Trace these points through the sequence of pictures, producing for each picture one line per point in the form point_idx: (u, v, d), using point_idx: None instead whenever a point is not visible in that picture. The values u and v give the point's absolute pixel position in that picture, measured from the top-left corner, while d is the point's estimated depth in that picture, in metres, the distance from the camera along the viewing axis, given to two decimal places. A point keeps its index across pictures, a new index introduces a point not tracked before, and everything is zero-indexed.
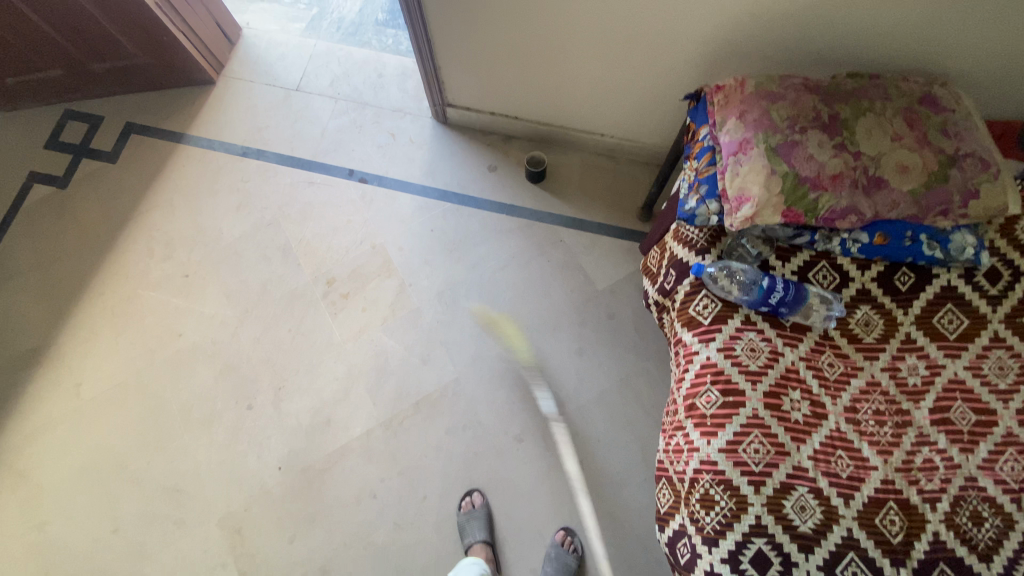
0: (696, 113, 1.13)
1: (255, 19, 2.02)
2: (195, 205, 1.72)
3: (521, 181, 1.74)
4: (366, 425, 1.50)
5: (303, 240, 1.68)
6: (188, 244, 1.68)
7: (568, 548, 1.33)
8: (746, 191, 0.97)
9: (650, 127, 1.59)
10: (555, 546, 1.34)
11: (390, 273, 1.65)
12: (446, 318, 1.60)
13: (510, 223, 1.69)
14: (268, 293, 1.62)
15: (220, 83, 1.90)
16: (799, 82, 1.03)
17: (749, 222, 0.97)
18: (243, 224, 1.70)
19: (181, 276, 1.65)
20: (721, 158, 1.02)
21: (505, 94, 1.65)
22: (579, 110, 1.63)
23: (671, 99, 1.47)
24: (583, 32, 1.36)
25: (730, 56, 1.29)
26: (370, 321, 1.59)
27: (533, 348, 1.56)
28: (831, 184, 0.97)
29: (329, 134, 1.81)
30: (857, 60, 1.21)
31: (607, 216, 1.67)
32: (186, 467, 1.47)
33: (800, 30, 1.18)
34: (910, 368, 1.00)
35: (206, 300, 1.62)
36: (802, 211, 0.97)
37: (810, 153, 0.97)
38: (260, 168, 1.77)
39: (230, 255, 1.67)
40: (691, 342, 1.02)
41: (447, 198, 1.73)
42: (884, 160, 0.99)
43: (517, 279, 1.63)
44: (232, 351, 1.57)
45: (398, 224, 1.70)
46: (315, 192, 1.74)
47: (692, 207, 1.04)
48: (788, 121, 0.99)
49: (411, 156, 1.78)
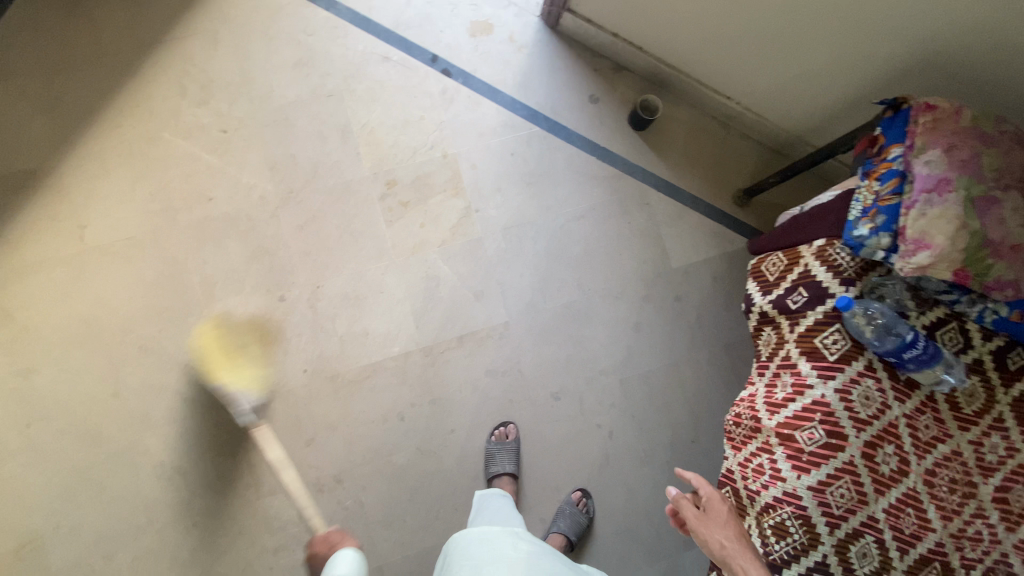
0: (889, 126, 0.99)
1: None
2: (245, 49, 1.45)
3: (621, 124, 1.55)
4: (405, 346, 1.40)
5: (366, 126, 1.45)
6: (230, 94, 1.43)
7: (581, 509, 1.38)
8: (927, 237, 0.89)
9: (784, 107, 1.43)
10: (571, 504, 1.38)
11: (458, 192, 1.48)
12: (509, 257, 1.48)
13: (600, 171, 1.53)
14: (319, 178, 1.42)
15: None
16: (1014, 132, 0.93)
17: (920, 271, 0.89)
18: (299, 87, 1.45)
19: (218, 131, 1.42)
20: (910, 190, 0.91)
21: (639, 20, 1.40)
22: (714, 65, 1.42)
23: (826, 86, 1.30)
24: None
25: (927, 65, 1.12)
26: (428, 239, 1.45)
27: (591, 311, 1.49)
28: (1010, 253, 0.90)
29: (417, 3, 1.51)
30: None
31: (700, 189, 1.54)
32: (204, 346, 1.38)
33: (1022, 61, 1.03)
34: (992, 446, 1.01)
35: (243, 167, 1.41)
36: (973, 274, 0.90)
37: (1004, 216, 0.89)
38: (328, 22, 1.48)
39: (279, 121, 1.43)
40: (807, 374, 0.98)
41: (537, 121, 1.52)
42: None
43: (592, 234, 1.51)
44: (267, 233, 1.40)
45: (477, 137, 1.50)
46: (389, 71, 1.48)
47: (862, 235, 0.94)
48: (994, 173, 0.90)
49: (507, 58, 1.53)
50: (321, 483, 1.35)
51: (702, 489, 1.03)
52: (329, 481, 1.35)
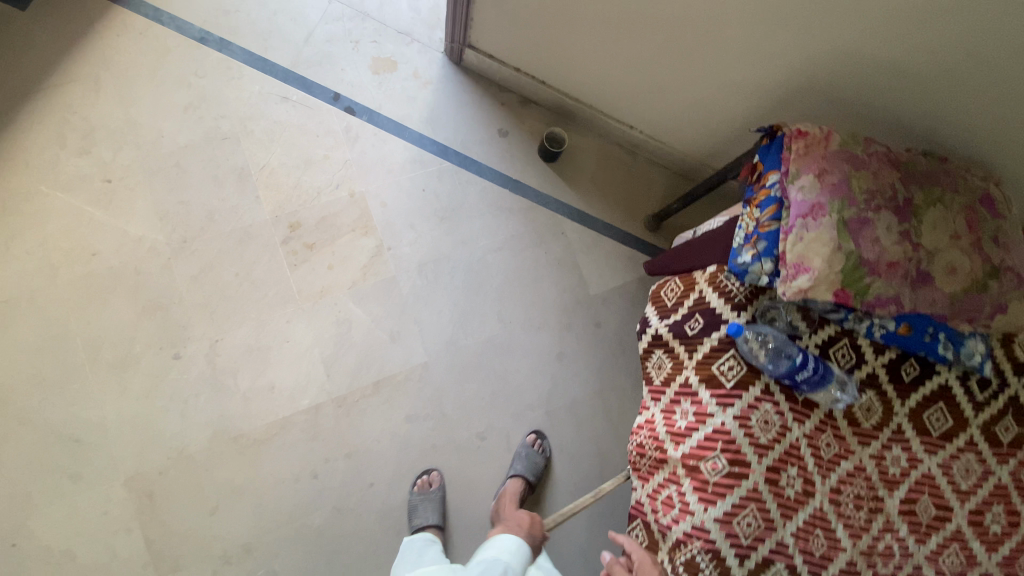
0: (767, 153, 1.01)
1: None
2: (130, 94, 1.37)
3: (531, 155, 1.56)
4: (315, 397, 1.33)
5: (266, 168, 1.40)
6: (115, 142, 1.35)
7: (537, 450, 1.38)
8: (806, 261, 0.90)
9: (684, 135, 1.48)
10: (526, 446, 1.37)
11: (367, 231, 1.42)
12: (425, 294, 1.43)
13: (513, 202, 1.52)
14: (214, 226, 1.35)
15: None
16: (882, 152, 0.95)
17: (801, 294, 0.90)
18: (191, 131, 1.38)
19: (101, 181, 1.33)
20: (787, 216, 0.93)
21: (538, 54, 1.42)
22: (615, 96, 1.46)
23: (718, 112, 1.35)
24: (651, 17, 1.17)
25: (801, 93, 1.19)
26: (337, 281, 1.38)
27: (513, 343, 1.45)
28: (886, 271, 0.92)
29: (316, 41, 1.48)
30: (926, 133, 1.15)
31: (613, 216, 1.57)
32: (91, 414, 1.26)
33: (882, 85, 1.09)
34: (893, 458, 1.02)
35: (131, 219, 1.33)
36: (853, 293, 0.92)
37: (877, 236, 0.91)
38: (221, 63, 1.42)
39: (170, 167, 1.36)
40: (707, 402, 0.97)
41: (447, 156, 1.51)
42: (937, 257, 0.95)
43: (509, 266, 1.49)
44: (159, 286, 1.31)
45: (386, 174, 1.46)
46: (288, 111, 1.43)
47: (745, 262, 0.95)
48: (865, 195, 0.92)
49: (413, 94, 1.51)
50: (228, 554, 1.25)
51: (631, 552, 0.97)
52: (237, 552, 1.25)
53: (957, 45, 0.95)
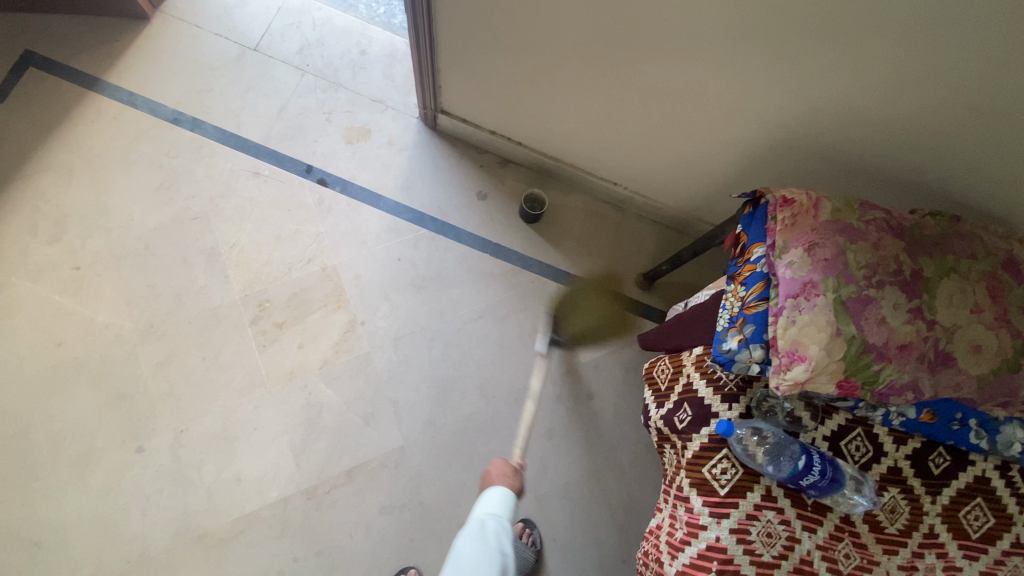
0: (750, 223, 0.91)
1: None
2: (102, 178, 1.37)
3: (512, 217, 1.49)
4: (284, 490, 1.24)
5: (236, 246, 1.36)
6: (85, 227, 1.34)
7: (526, 542, 1.25)
8: (801, 347, 0.78)
9: (671, 190, 1.40)
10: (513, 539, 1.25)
11: (341, 305, 1.36)
12: (401, 371, 1.34)
13: (495, 267, 1.45)
14: (181, 309, 1.31)
15: (155, 20, 1.50)
16: (881, 219, 0.85)
17: (798, 386, 0.79)
18: (162, 212, 1.36)
19: (70, 268, 1.31)
20: (776, 296, 0.82)
21: (512, 116, 1.37)
22: (595, 155, 1.39)
23: (703, 167, 1.27)
24: (623, 76, 1.12)
25: (789, 147, 1.11)
26: (308, 361, 1.32)
27: (497, 420, 1.34)
28: (897, 355, 0.80)
29: (289, 115, 1.46)
30: (932, 185, 1.05)
31: (602, 276, 1.48)
32: (49, 515, 1.19)
33: (874, 137, 1.01)
34: (928, 569, 0.86)
35: (99, 305, 1.30)
36: (860, 383, 0.80)
37: (883, 316, 0.79)
38: (193, 142, 1.41)
39: (140, 250, 1.34)
40: (700, 512, 0.85)
41: (423, 222, 1.45)
42: (958, 335, 0.83)
43: (492, 336, 1.40)
44: (124, 375, 1.27)
45: (360, 245, 1.41)
46: (259, 187, 1.40)
47: (731, 350, 0.83)
48: (865, 270, 0.80)
49: (387, 161, 1.47)
50: None
51: None
52: None
53: (957, 94, 0.87)
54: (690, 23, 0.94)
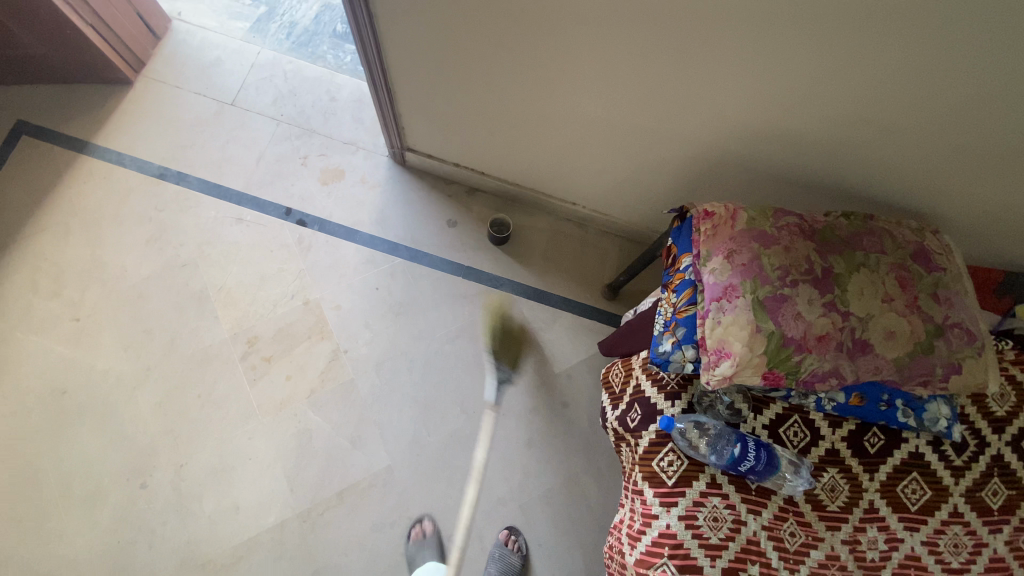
0: (679, 235, 1.01)
1: (189, 10, 1.73)
2: (96, 235, 1.47)
3: (481, 241, 1.59)
4: (280, 514, 1.32)
5: (224, 288, 1.46)
6: (83, 281, 1.44)
7: (511, 548, 1.32)
8: (727, 344, 0.87)
9: (625, 206, 1.49)
10: (499, 546, 1.32)
11: (324, 335, 1.45)
12: (384, 394, 1.43)
13: (468, 288, 1.54)
14: (176, 351, 1.41)
15: (139, 85, 1.62)
16: (793, 223, 0.93)
17: (727, 380, 0.87)
18: (153, 261, 1.47)
19: (71, 320, 1.41)
20: (703, 300, 0.91)
21: (471, 149, 1.48)
22: (552, 178, 1.49)
23: (650, 182, 1.36)
24: (563, 108, 1.22)
25: (720, 161, 1.20)
26: (297, 391, 1.40)
27: (478, 434, 1.42)
28: (816, 346, 0.88)
29: (267, 162, 1.57)
30: (853, 187, 1.14)
31: (570, 290, 1.57)
32: (60, 554, 1.26)
33: (791, 149, 1.10)
34: (870, 542, 0.93)
35: (99, 353, 1.39)
36: (784, 373, 0.88)
37: (798, 311, 0.88)
38: (179, 194, 1.52)
39: (134, 298, 1.43)
40: (652, 502, 0.92)
41: (398, 252, 1.54)
42: (872, 323, 0.91)
43: (468, 354, 1.48)
44: (125, 417, 1.35)
45: (339, 278, 1.50)
46: (242, 231, 1.51)
47: (666, 351, 0.92)
48: (779, 271, 0.89)
49: (361, 198, 1.57)
50: None
51: None
52: None
53: (854, 106, 0.96)
54: (611, 60, 1.04)
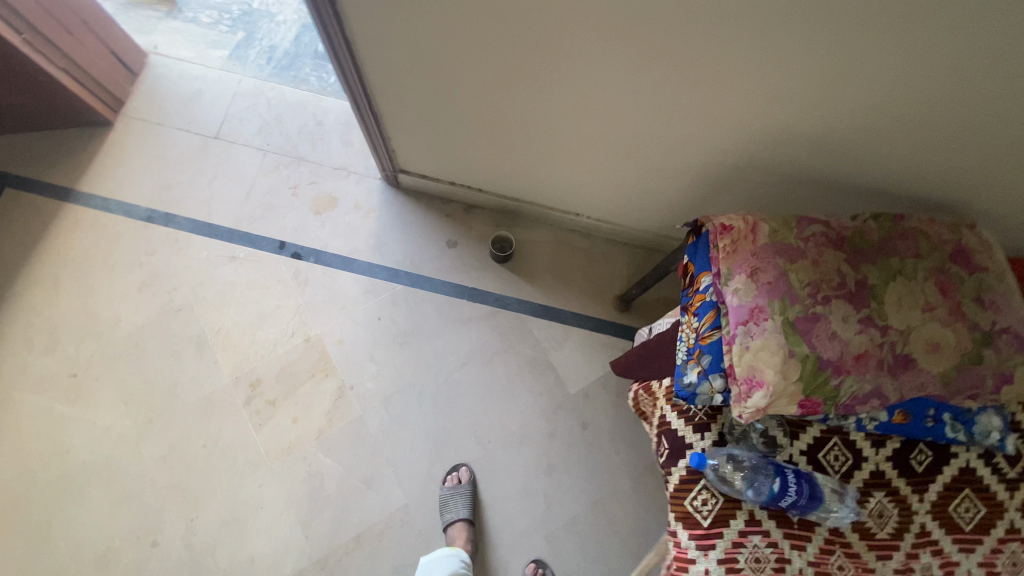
0: (695, 252, 0.93)
1: (165, 42, 1.67)
2: (87, 286, 1.42)
3: (483, 260, 1.52)
4: (297, 563, 1.27)
5: (222, 330, 1.41)
6: (77, 334, 1.39)
7: None
8: (757, 373, 0.80)
9: (631, 214, 1.42)
10: None
11: (328, 373, 1.40)
12: (394, 430, 1.37)
13: (473, 311, 1.47)
14: (177, 400, 1.36)
15: (119, 125, 1.57)
16: (820, 233, 0.86)
17: (761, 412, 0.80)
18: (147, 308, 1.42)
19: (68, 376, 1.36)
20: (727, 324, 0.84)
21: (465, 167, 1.41)
22: (552, 191, 1.42)
23: (657, 189, 1.29)
24: (559, 120, 1.15)
25: (730, 165, 1.13)
26: (304, 433, 1.35)
27: (495, 464, 1.36)
28: (854, 366, 0.81)
29: (256, 195, 1.52)
30: (877, 184, 1.06)
31: (580, 305, 1.50)
32: None
33: (807, 149, 1.03)
34: (924, 569, 0.86)
35: (99, 408, 1.35)
36: (822, 400, 0.81)
37: (833, 330, 0.81)
38: (168, 236, 1.47)
39: (131, 348, 1.39)
40: (687, 546, 0.85)
41: (398, 279, 1.48)
42: (913, 336, 0.84)
43: (479, 380, 1.42)
44: (130, 473, 1.31)
45: (340, 311, 1.45)
46: (236, 270, 1.45)
47: (691, 383, 0.85)
48: (808, 288, 0.82)
49: (355, 225, 1.51)
50: None
51: None
52: None
53: (877, 101, 0.88)
54: (608, 70, 0.97)
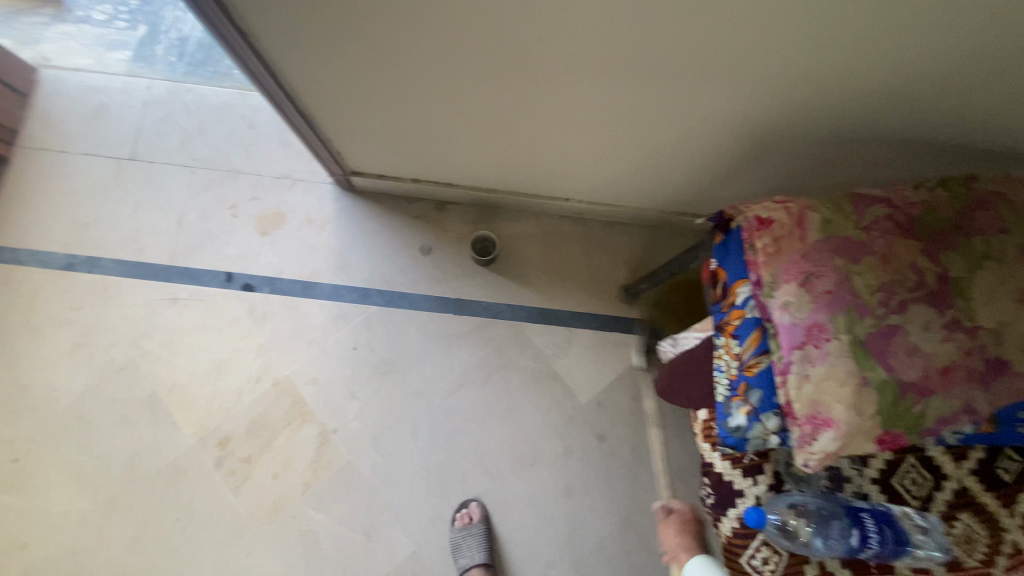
0: (726, 256, 0.76)
1: (53, 50, 1.40)
2: (11, 355, 1.22)
3: (465, 265, 1.32)
4: None
5: (176, 386, 1.22)
6: (9, 413, 1.20)
7: None
8: (824, 410, 0.63)
9: (628, 193, 1.22)
10: None
11: (305, 419, 1.23)
12: (390, 472, 1.21)
13: (460, 325, 1.29)
14: (138, 473, 1.19)
15: (15, 158, 1.32)
16: (885, 219, 0.69)
17: (830, 457, 0.64)
18: (85, 372, 1.22)
19: (7, 462, 1.18)
20: (778, 349, 0.66)
21: (428, 163, 1.20)
22: (534, 178, 1.21)
23: (657, 164, 1.08)
24: (530, 98, 0.93)
25: (748, 130, 0.92)
26: (289, 490, 1.20)
27: (508, 495, 1.22)
28: (941, 384, 0.63)
29: (190, 223, 1.29)
30: (930, 137, 0.86)
31: (580, 303, 1.32)
32: None
33: (845, 103, 0.82)
34: None
35: (49, 494, 1.17)
36: (904, 431, 0.64)
37: (914, 345, 0.63)
38: (95, 285, 1.26)
39: (75, 421, 1.20)
40: None
41: (370, 299, 1.29)
42: (1009, 333, 0.65)
43: (477, 403, 1.26)
44: (98, 562, 1.14)
45: (307, 346, 1.26)
46: (181, 314, 1.25)
47: (740, 427, 0.69)
48: (879, 294, 0.65)
49: (311, 243, 1.30)
50: None
51: None
52: None
53: (943, 34, 0.67)
54: (587, 28, 0.75)
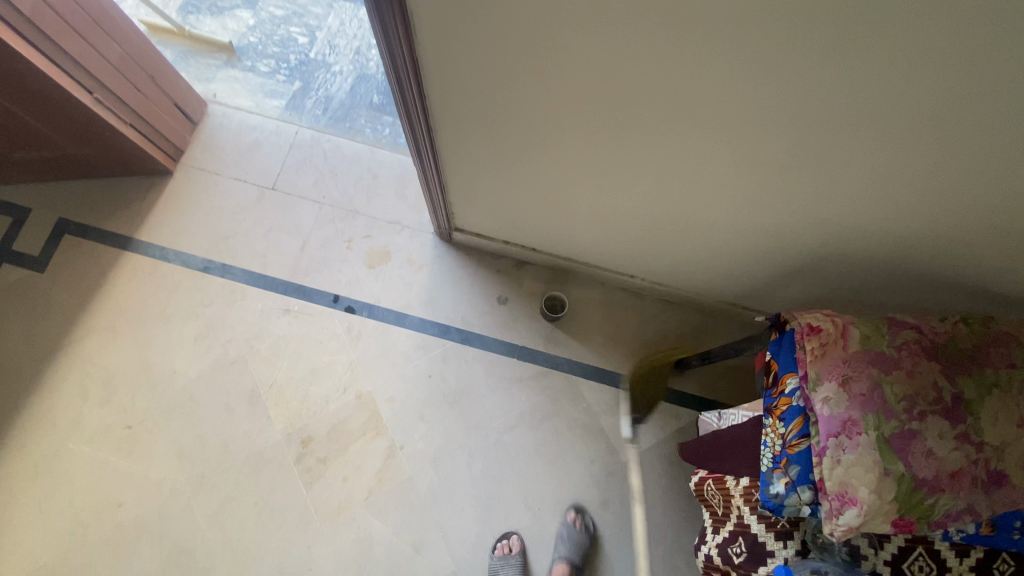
0: (780, 350, 0.93)
1: (224, 91, 1.71)
2: (145, 336, 1.44)
3: (534, 319, 1.51)
4: None
5: (274, 385, 1.41)
6: (132, 385, 1.40)
7: None
8: (850, 490, 0.77)
9: (688, 280, 1.42)
10: None
11: (379, 432, 1.39)
12: (445, 493, 1.36)
13: (524, 371, 1.46)
14: (228, 457, 1.36)
15: (178, 173, 1.60)
16: (913, 342, 0.86)
17: (853, 530, 0.78)
18: (202, 360, 1.43)
19: (122, 428, 1.37)
20: (817, 434, 0.82)
21: (521, 230, 1.42)
22: (608, 254, 1.41)
23: (720, 261, 1.27)
24: (626, 198, 1.15)
25: (800, 248, 1.12)
26: (354, 494, 1.35)
27: (545, 533, 1.34)
28: (950, 484, 0.78)
29: (311, 248, 1.53)
30: (956, 279, 1.04)
31: (631, 368, 1.49)
32: None
33: (887, 245, 1.02)
34: None
35: (152, 462, 1.35)
36: (915, 518, 0.78)
37: (929, 448, 0.79)
38: (224, 288, 1.48)
39: (185, 401, 1.40)
40: None
41: (449, 335, 1.48)
42: (1008, 451, 0.80)
43: (530, 444, 1.41)
44: (181, 530, 1.30)
45: (391, 367, 1.44)
46: (290, 323, 1.46)
47: (779, 494, 0.84)
48: (904, 402, 0.81)
49: (408, 281, 1.52)
50: None
51: None
52: None
53: (972, 208, 0.86)
54: (688, 159, 0.97)
